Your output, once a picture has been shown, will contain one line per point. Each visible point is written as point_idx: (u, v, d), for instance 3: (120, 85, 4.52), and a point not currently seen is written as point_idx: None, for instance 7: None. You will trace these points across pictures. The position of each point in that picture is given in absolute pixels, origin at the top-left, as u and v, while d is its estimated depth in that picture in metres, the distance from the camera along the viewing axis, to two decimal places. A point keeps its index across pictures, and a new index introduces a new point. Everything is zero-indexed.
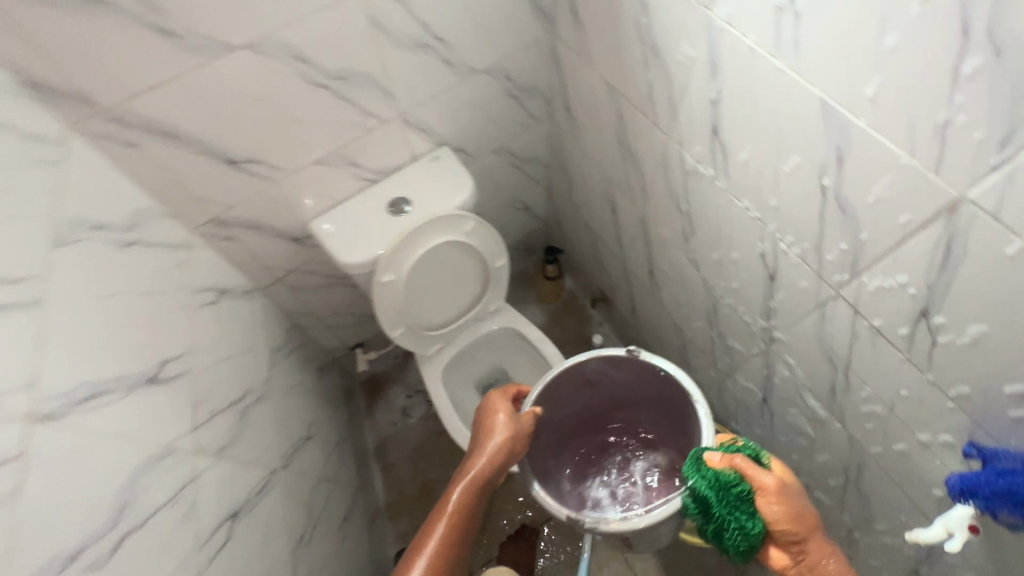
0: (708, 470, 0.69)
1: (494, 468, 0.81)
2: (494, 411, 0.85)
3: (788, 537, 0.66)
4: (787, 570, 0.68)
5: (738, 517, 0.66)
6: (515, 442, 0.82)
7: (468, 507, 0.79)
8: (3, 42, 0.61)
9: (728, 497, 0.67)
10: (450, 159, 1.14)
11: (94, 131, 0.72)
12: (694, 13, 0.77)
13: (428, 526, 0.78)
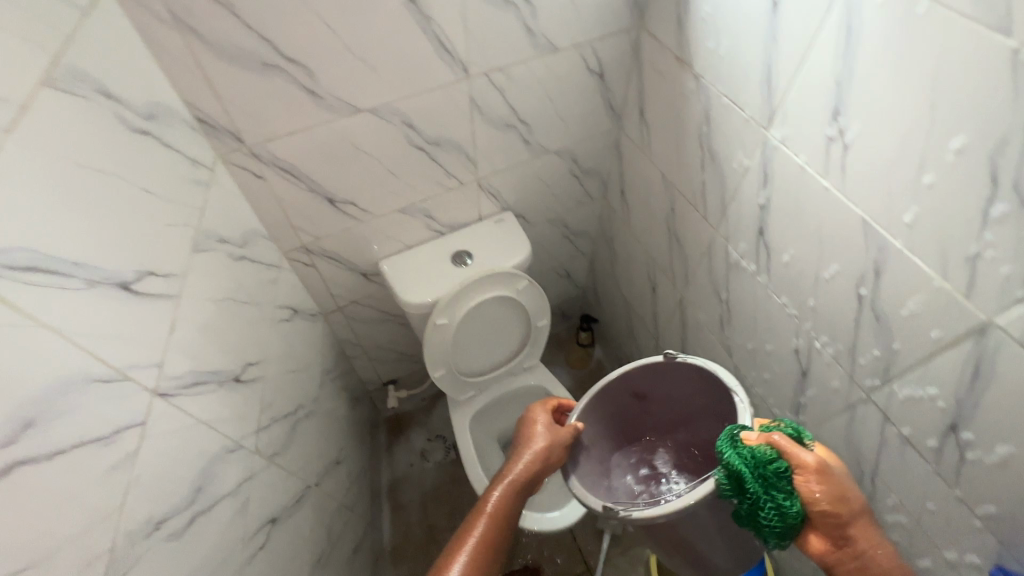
0: (744, 449, 0.67)
1: (533, 475, 0.83)
2: (534, 420, 0.89)
3: (828, 518, 0.67)
4: (823, 552, 0.69)
5: (776, 496, 0.67)
6: (553, 449, 0.84)
7: (508, 511, 0.81)
8: (193, 86, 0.72)
9: (767, 476, 0.67)
10: (512, 223, 1.26)
11: (235, 162, 0.84)
12: (753, 131, 0.88)
13: (468, 522, 0.79)
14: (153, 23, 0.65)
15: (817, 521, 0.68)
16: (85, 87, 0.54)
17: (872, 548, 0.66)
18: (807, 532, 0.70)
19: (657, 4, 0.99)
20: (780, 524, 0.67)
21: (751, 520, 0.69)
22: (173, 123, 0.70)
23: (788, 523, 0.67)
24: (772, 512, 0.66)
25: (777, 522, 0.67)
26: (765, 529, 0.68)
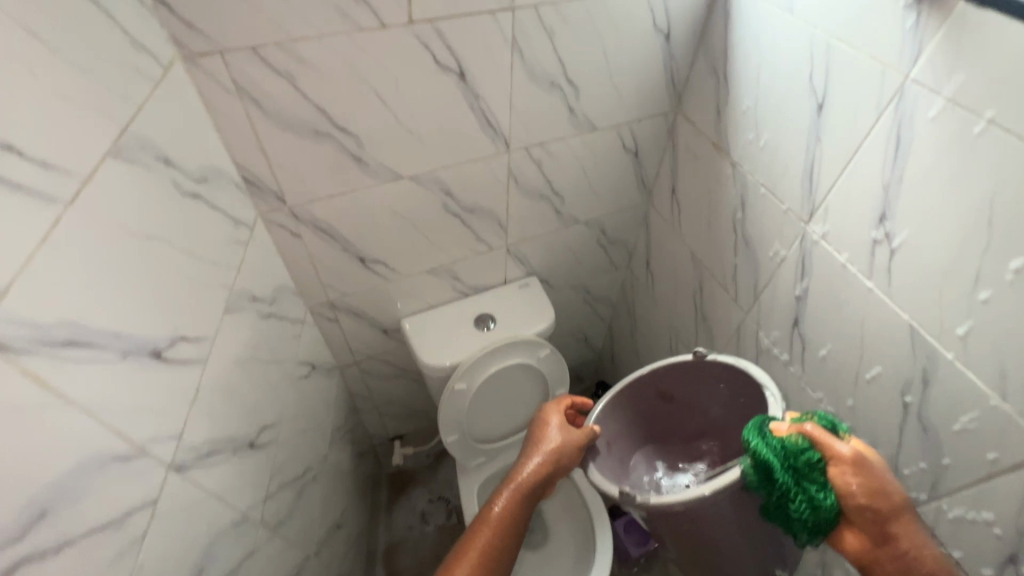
0: (771, 435, 0.62)
1: (542, 479, 0.79)
2: (547, 421, 0.83)
3: (865, 514, 0.60)
4: (864, 556, 0.61)
5: (805, 487, 0.61)
6: (565, 455, 0.78)
7: (516, 516, 0.78)
8: (245, 149, 0.74)
9: (794, 463, 0.61)
10: (536, 288, 1.25)
11: (274, 221, 0.84)
12: (792, 223, 0.87)
13: (476, 525, 0.77)
14: (216, 90, 0.66)
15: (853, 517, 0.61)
16: (145, 155, 0.54)
17: (919, 550, 0.58)
18: (844, 530, 0.62)
19: (697, 92, 1.01)
20: (810, 517, 0.61)
21: (781, 512, 0.63)
22: (222, 183, 0.71)
23: (820, 516, 0.61)
24: (800, 503, 0.60)
25: (806, 514, 0.60)
26: (795, 521, 0.62)
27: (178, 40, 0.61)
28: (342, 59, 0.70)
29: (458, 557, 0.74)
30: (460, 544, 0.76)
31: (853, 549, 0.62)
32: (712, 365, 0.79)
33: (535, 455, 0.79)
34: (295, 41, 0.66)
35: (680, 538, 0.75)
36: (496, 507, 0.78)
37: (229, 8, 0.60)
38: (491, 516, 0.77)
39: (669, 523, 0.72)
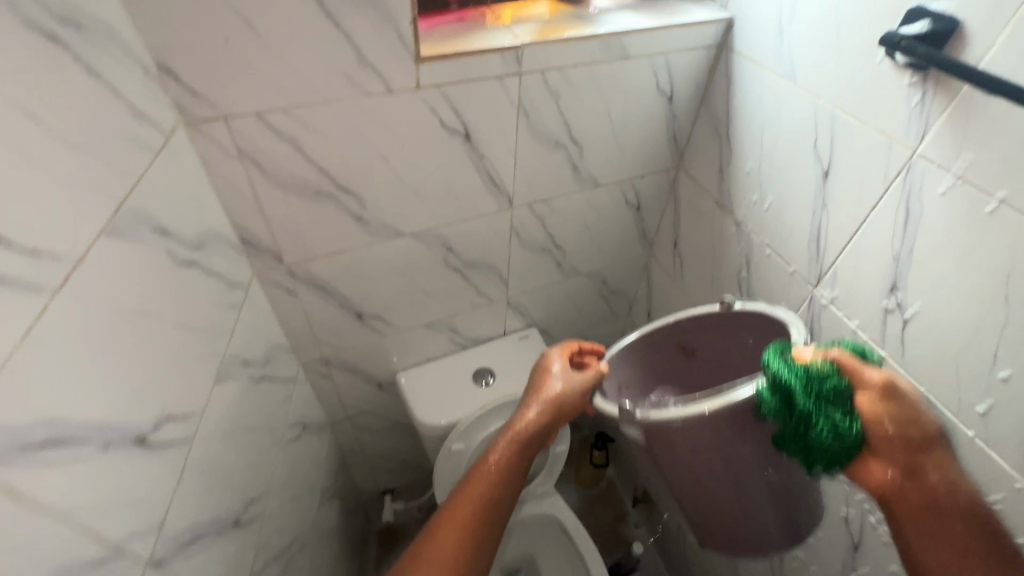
0: (790, 354, 0.54)
1: (542, 433, 0.69)
2: (549, 368, 0.74)
3: (891, 439, 0.52)
4: (891, 496, 0.52)
5: (830, 409, 0.52)
6: (567, 405, 0.69)
7: (513, 473, 0.67)
8: (245, 210, 0.72)
9: (819, 384, 0.52)
10: (537, 341, 1.22)
11: (271, 280, 0.82)
12: (799, 286, 0.86)
13: (463, 487, 0.66)
14: (217, 153, 0.65)
15: (877, 444, 0.53)
16: (139, 227, 0.51)
17: (952, 486, 0.51)
18: (865, 463, 0.53)
19: (699, 151, 1.02)
20: (833, 444, 0.52)
21: (799, 445, 0.53)
22: (219, 246, 0.68)
23: (842, 445, 0.52)
24: (825, 428, 0.51)
25: (829, 441, 0.51)
26: (815, 452, 0.53)
27: (181, 106, 0.59)
28: (348, 122, 0.69)
29: (439, 530, 0.62)
30: (442, 512, 0.64)
31: (878, 484, 0.52)
32: (747, 317, 0.67)
33: (535, 405, 0.70)
34: (301, 105, 0.65)
35: (684, 492, 0.64)
36: (490, 462, 0.67)
37: (235, 75, 0.59)
38: (483, 474, 0.66)
39: (674, 467, 0.61)
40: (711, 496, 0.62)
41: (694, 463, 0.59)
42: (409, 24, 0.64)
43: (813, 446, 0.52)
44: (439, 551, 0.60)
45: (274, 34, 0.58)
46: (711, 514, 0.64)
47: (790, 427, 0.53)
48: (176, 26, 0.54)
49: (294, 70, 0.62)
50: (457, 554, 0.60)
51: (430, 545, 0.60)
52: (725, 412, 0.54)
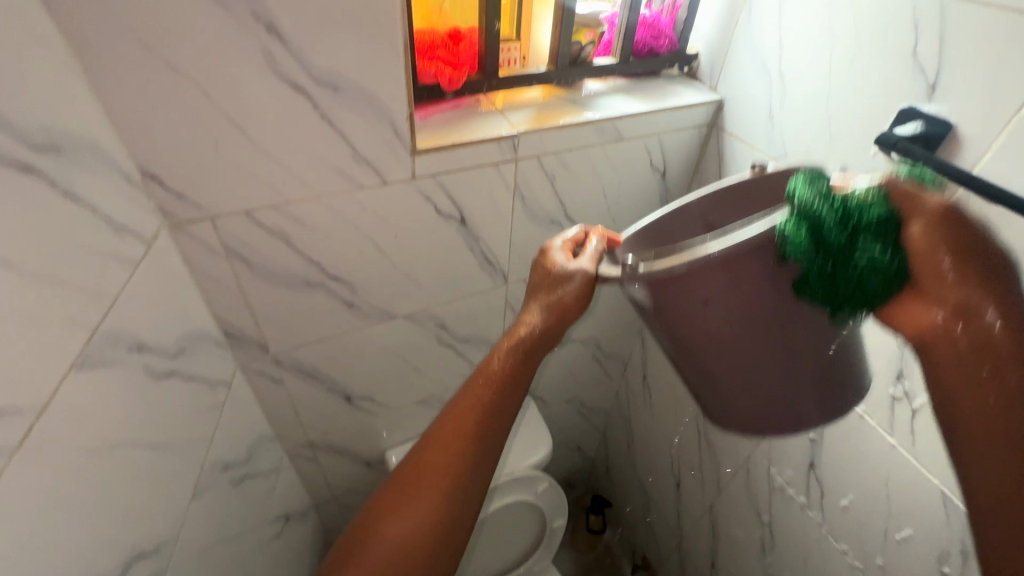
0: (821, 186, 0.43)
1: (551, 334, 0.61)
2: (550, 262, 0.61)
3: (950, 274, 0.40)
4: (940, 348, 0.42)
5: (863, 239, 0.42)
6: (571, 298, 0.59)
7: (510, 392, 0.60)
8: (230, 304, 0.68)
9: (847, 212, 0.42)
10: (530, 410, 1.19)
11: (254, 370, 0.77)
12: None
13: (450, 412, 0.60)
14: (202, 252, 0.61)
15: (930, 282, 0.41)
16: (115, 349, 0.48)
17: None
18: (909, 306, 0.43)
19: None
20: (863, 280, 0.42)
21: (829, 287, 0.43)
22: (200, 346, 0.64)
23: (875, 283, 0.42)
24: (852, 262, 0.42)
25: (855, 276, 0.42)
26: (840, 289, 0.43)
27: (165, 210, 0.56)
28: (340, 214, 0.67)
29: (418, 463, 0.58)
30: (427, 438, 0.60)
31: (918, 329, 0.42)
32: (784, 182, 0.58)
33: (536, 306, 0.61)
34: (292, 201, 0.62)
35: (694, 366, 0.53)
36: (484, 376, 0.60)
37: (223, 176, 0.57)
38: (473, 394, 0.60)
39: (680, 336, 0.50)
40: (728, 366, 0.51)
41: (705, 326, 0.48)
42: (405, 121, 0.62)
43: (836, 284, 0.43)
44: (415, 486, 0.57)
45: (265, 136, 0.56)
46: (731, 392, 0.54)
47: (808, 269, 0.43)
48: (162, 134, 0.51)
49: (286, 169, 0.59)
50: (435, 491, 0.57)
51: (406, 478, 0.58)
52: (734, 255, 0.43)
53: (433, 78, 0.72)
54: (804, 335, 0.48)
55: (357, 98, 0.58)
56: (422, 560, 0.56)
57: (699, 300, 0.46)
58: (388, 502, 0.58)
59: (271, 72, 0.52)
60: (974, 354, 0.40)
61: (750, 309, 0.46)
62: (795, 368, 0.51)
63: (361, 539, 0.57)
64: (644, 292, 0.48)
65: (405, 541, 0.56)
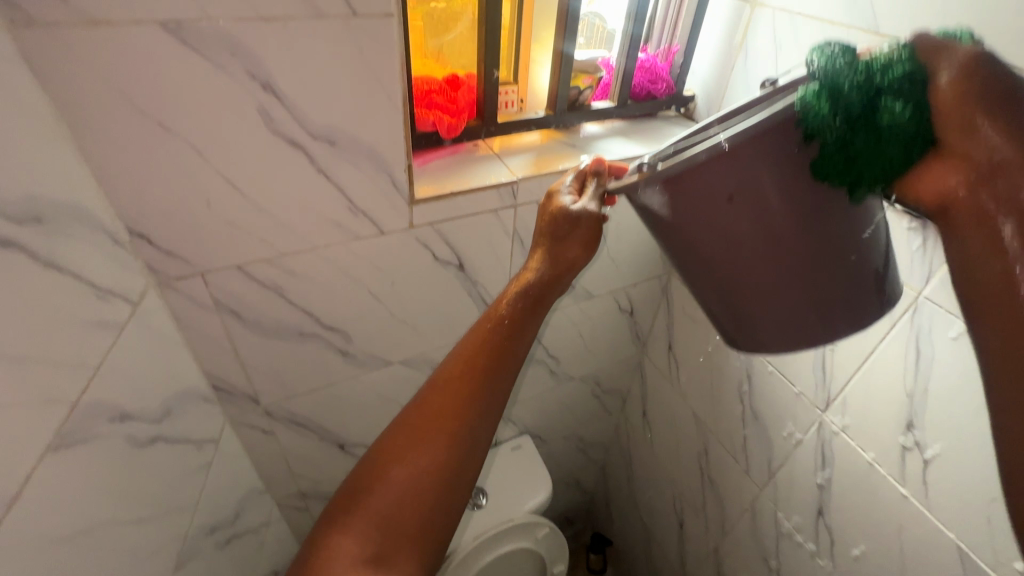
0: (839, 46, 0.36)
1: (562, 278, 0.57)
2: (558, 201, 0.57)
3: (984, 137, 0.33)
4: (971, 224, 0.35)
5: (890, 101, 0.34)
6: (577, 236, 0.55)
7: (522, 336, 0.55)
8: (220, 358, 0.65)
9: (873, 71, 0.35)
10: (530, 450, 1.16)
11: (244, 423, 0.74)
12: (807, 408, 0.83)
13: (455, 360, 0.55)
14: (191, 309, 0.59)
15: (960, 146, 0.34)
16: (97, 422, 0.46)
17: None
18: (937, 179, 0.36)
19: None
20: (887, 154, 0.36)
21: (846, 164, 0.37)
22: (188, 405, 0.61)
23: (903, 154, 0.36)
24: (874, 132, 0.35)
25: (877, 148, 0.36)
26: (863, 168, 0.37)
27: (154, 268, 0.54)
28: (335, 265, 0.65)
29: (422, 412, 0.53)
30: (430, 386, 0.54)
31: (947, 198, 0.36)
32: None
33: (541, 248, 0.57)
34: (286, 254, 0.61)
35: (709, 277, 0.48)
36: (491, 321, 0.55)
37: (215, 232, 0.55)
38: (479, 338, 0.55)
39: (694, 241, 0.45)
40: (750, 272, 0.46)
41: (726, 227, 0.43)
42: (404, 172, 0.61)
43: (858, 161, 0.37)
44: (423, 434, 0.52)
45: (260, 192, 0.54)
46: (753, 307, 0.48)
47: (824, 145, 0.37)
48: (152, 193, 0.49)
49: (280, 222, 0.58)
50: (442, 438, 0.52)
51: (412, 425, 0.53)
52: (753, 139, 0.39)
53: (431, 126, 0.70)
54: (835, 229, 0.43)
55: (354, 151, 0.56)
56: (433, 507, 0.51)
57: (721, 194, 0.41)
58: (392, 448, 0.53)
59: (267, 129, 0.51)
60: (1005, 229, 0.33)
61: (778, 202, 0.41)
62: (825, 279, 0.46)
63: (365, 487, 0.52)
64: (663, 195, 0.43)
65: (412, 490, 0.51)
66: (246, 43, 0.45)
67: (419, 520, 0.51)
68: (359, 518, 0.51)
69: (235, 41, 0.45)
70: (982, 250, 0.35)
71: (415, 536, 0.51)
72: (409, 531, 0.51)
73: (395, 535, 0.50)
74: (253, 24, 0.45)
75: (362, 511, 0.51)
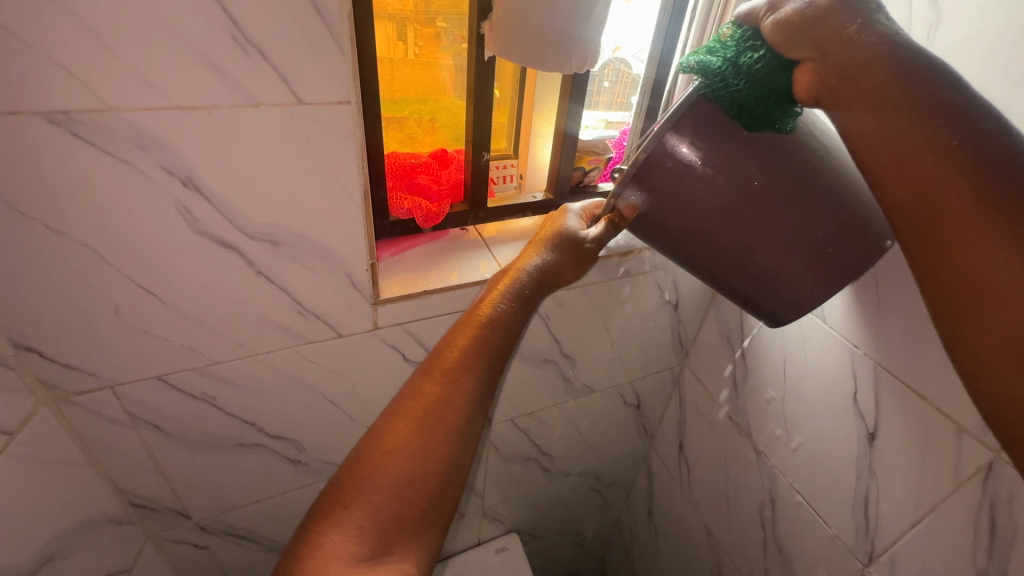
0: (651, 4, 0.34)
1: (551, 279, 0.51)
2: (563, 217, 0.54)
3: (814, 42, 0.32)
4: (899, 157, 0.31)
5: (745, 54, 0.35)
6: (580, 249, 0.51)
7: (513, 321, 0.49)
8: (140, 474, 0.55)
9: (718, 41, 0.37)
10: (517, 553, 1.02)
11: (170, 540, 0.63)
12: (844, 556, 0.69)
13: (449, 341, 0.48)
14: (101, 425, 0.50)
15: (806, 60, 0.33)
16: None
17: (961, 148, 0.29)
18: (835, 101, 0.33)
19: (707, 356, 0.89)
20: (770, 89, 0.35)
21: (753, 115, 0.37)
22: (88, 537, 0.51)
23: (786, 89, 0.35)
24: (740, 83, 0.36)
25: (758, 91, 0.35)
26: (758, 111, 0.36)
27: (49, 383, 0.45)
28: (281, 371, 0.55)
29: (417, 392, 0.45)
30: (424, 368, 0.46)
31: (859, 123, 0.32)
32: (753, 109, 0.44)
33: (534, 249, 0.52)
34: (219, 363, 0.51)
35: (710, 253, 0.44)
36: (484, 311, 0.49)
37: (128, 343, 0.46)
38: (472, 327, 0.48)
39: (670, 216, 0.43)
40: (759, 234, 0.41)
41: (708, 196, 0.41)
42: (365, 272, 0.52)
43: (751, 104, 0.36)
44: (422, 416, 0.43)
45: (183, 298, 0.45)
46: (776, 274, 0.43)
47: (721, 101, 0.37)
48: (43, 303, 0.41)
49: (210, 330, 0.48)
50: (443, 418, 0.44)
51: (406, 406, 0.44)
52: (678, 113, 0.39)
53: (406, 213, 0.61)
54: (804, 167, 0.39)
55: (302, 252, 0.47)
56: (435, 492, 0.42)
57: (687, 159, 0.40)
58: (383, 437, 0.43)
59: (189, 230, 0.42)
60: (874, 122, 0.31)
61: (733, 156, 0.39)
62: (822, 215, 0.40)
63: (352, 476, 0.42)
64: (638, 188, 0.42)
65: (413, 474, 0.42)
66: (158, 136, 0.37)
67: (419, 508, 0.42)
68: (351, 511, 0.40)
69: (145, 133, 0.36)
70: (868, 138, 0.32)
71: (417, 523, 0.41)
72: (410, 520, 0.41)
73: (394, 526, 0.41)
74: (167, 116, 0.36)
75: (352, 503, 0.41)
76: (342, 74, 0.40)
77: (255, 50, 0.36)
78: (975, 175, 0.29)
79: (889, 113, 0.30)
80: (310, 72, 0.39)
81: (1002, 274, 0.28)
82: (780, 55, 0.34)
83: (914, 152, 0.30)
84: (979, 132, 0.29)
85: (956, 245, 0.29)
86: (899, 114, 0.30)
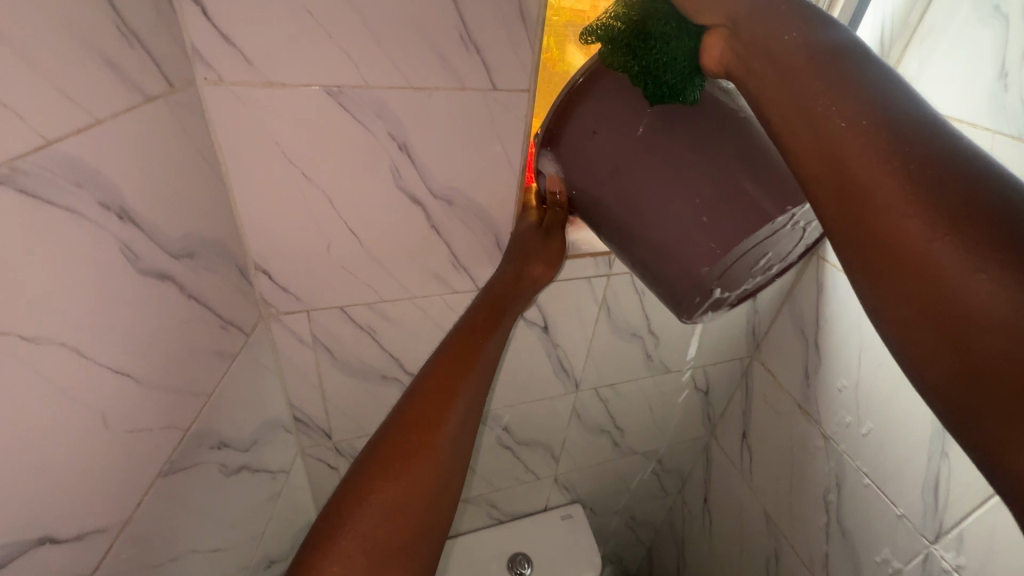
0: None
1: (525, 289, 0.56)
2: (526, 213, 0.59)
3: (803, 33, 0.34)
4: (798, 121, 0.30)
5: (652, 22, 0.37)
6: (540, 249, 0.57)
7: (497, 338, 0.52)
8: (306, 390, 0.67)
9: (625, 8, 0.38)
10: (580, 521, 1.10)
11: (314, 455, 0.75)
12: (908, 532, 0.74)
13: (436, 367, 0.49)
14: (293, 342, 0.62)
15: (718, 26, 0.35)
16: (200, 449, 0.47)
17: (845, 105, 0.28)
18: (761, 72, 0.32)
19: (778, 347, 0.95)
20: (677, 56, 0.37)
21: (658, 80, 0.38)
22: (271, 435, 0.63)
23: (693, 56, 0.37)
24: (652, 47, 0.37)
25: (667, 58, 0.37)
26: (666, 77, 0.37)
27: (268, 301, 0.57)
28: (428, 315, 0.66)
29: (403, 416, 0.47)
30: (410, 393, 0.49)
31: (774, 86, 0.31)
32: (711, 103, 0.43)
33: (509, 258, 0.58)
34: (385, 301, 0.62)
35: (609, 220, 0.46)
36: (469, 326, 0.52)
37: (327, 274, 0.57)
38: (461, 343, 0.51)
39: (581, 182, 0.45)
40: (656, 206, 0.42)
41: (601, 159, 0.43)
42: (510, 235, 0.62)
43: (660, 71, 0.37)
44: (410, 444, 0.45)
45: (373, 241, 0.56)
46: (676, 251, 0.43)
47: (629, 69, 0.38)
48: (283, 236, 0.53)
49: (384, 270, 0.59)
50: (428, 440, 0.45)
51: (392, 434, 0.46)
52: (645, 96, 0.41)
53: None
54: (698, 138, 0.40)
55: (468, 211, 0.58)
56: (425, 514, 0.44)
57: (584, 129, 0.43)
58: (374, 463, 0.45)
59: (394, 186, 0.53)
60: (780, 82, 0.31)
61: (651, 121, 0.41)
62: (710, 181, 0.40)
63: (348, 498, 0.43)
64: (552, 154, 0.46)
65: (402, 498, 0.43)
66: (394, 108, 0.48)
67: (412, 529, 0.43)
68: (344, 539, 0.41)
69: (386, 106, 0.48)
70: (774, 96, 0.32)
71: (408, 551, 0.43)
72: (401, 546, 0.42)
73: (385, 552, 0.42)
74: (404, 95, 0.48)
75: (340, 540, 0.41)
76: (527, 67, 0.50)
77: (474, 47, 0.47)
78: (871, 127, 0.27)
79: (797, 79, 0.30)
80: (506, 65, 0.49)
81: (907, 236, 0.24)
82: (687, 26, 0.37)
83: (826, 108, 0.28)
84: (892, 94, 0.27)
85: (858, 211, 0.26)
86: (806, 75, 0.29)
